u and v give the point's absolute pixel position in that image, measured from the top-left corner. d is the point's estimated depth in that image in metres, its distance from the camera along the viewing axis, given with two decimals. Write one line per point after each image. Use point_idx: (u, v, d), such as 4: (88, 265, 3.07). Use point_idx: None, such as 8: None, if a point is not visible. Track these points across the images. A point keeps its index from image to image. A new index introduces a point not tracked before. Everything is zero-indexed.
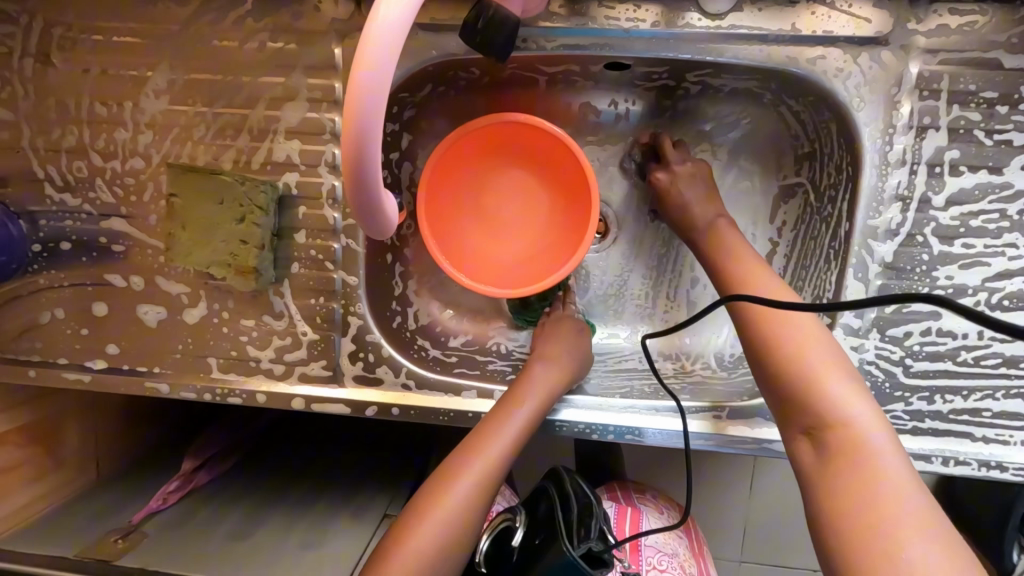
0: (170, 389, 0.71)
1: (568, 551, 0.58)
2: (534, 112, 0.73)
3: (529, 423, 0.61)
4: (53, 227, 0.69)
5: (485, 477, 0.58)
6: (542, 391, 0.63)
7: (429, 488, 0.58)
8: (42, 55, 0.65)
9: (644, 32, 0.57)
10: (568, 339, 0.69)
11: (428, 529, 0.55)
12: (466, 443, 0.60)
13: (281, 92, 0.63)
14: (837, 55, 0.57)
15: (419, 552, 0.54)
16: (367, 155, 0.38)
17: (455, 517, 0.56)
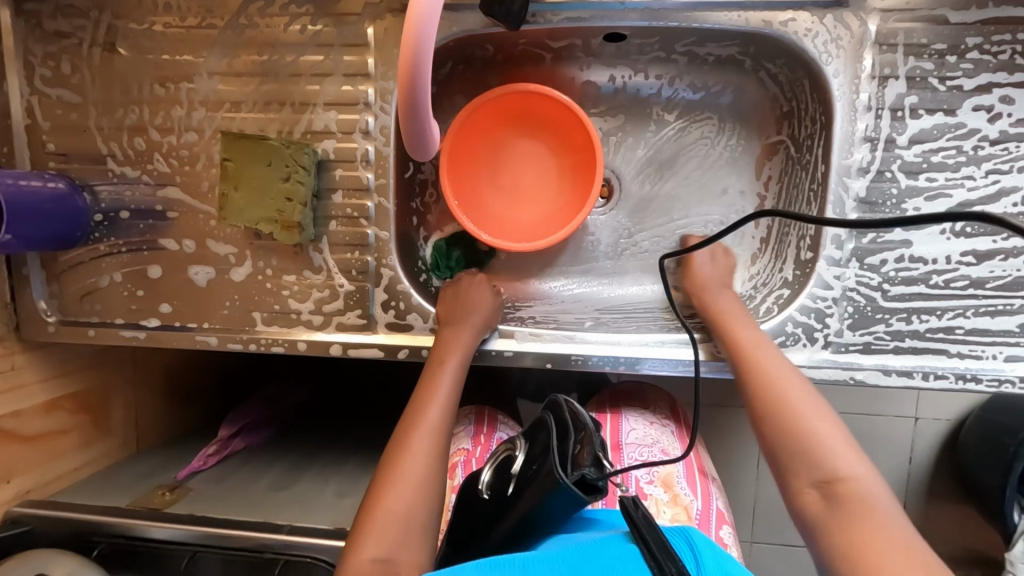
0: (218, 342, 0.78)
1: (564, 480, 0.57)
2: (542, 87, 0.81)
3: (456, 381, 0.69)
4: (114, 198, 0.77)
5: (436, 434, 0.65)
6: (462, 352, 0.70)
7: (388, 462, 0.63)
8: (109, 44, 0.74)
9: (637, 3, 0.66)
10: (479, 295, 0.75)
11: (398, 498, 0.60)
12: (407, 422, 0.66)
13: (321, 69, 0.72)
14: (806, 17, 0.65)
15: (393, 517, 0.59)
16: (420, 109, 0.50)
17: (420, 479, 0.62)
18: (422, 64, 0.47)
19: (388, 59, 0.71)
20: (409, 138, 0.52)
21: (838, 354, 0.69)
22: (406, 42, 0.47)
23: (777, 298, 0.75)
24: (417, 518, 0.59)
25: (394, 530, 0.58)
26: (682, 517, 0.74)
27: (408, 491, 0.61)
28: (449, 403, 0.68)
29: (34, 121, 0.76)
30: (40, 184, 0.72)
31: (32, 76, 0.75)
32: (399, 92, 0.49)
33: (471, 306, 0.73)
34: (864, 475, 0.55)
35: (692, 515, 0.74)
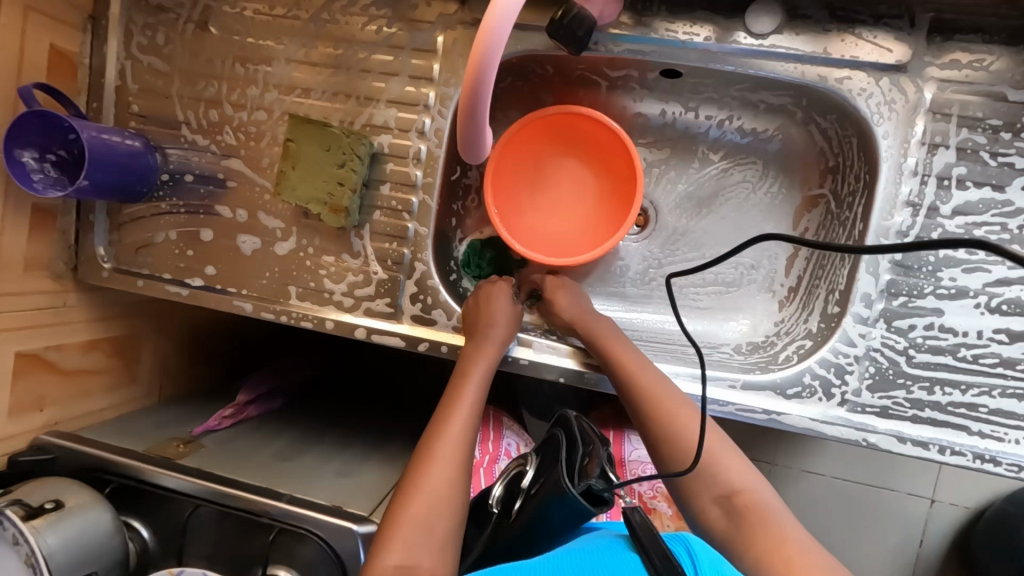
0: (252, 309, 0.82)
1: (570, 488, 0.59)
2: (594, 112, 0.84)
3: (479, 387, 0.71)
4: (181, 162, 0.83)
5: (461, 443, 0.67)
6: (488, 360, 0.72)
7: (414, 471, 0.65)
8: (202, 22, 0.80)
9: (697, 44, 0.69)
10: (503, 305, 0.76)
11: (422, 505, 0.62)
12: (432, 431, 0.68)
13: (389, 68, 0.76)
14: (862, 77, 0.66)
15: (418, 523, 0.60)
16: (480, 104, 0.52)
17: (443, 486, 0.63)
18: (483, 86, 0.51)
19: (453, 67, 0.75)
20: (465, 144, 0.57)
21: (854, 413, 0.69)
22: (472, 60, 0.50)
23: (798, 348, 0.75)
24: (441, 526, 0.61)
25: (417, 535, 0.60)
26: (668, 525, 0.88)
27: (433, 498, 0.62)
28: (474, 410, 0.70)
29: (124, 82, 0.82)
30: (120, 139, 0.78)
31: (130, 42, 0.82)
32: (460, 105, 0.53)
33: (501, 313, 0.75)
34: (748, 480, 0.64)
35: (676, 522, 0.89)
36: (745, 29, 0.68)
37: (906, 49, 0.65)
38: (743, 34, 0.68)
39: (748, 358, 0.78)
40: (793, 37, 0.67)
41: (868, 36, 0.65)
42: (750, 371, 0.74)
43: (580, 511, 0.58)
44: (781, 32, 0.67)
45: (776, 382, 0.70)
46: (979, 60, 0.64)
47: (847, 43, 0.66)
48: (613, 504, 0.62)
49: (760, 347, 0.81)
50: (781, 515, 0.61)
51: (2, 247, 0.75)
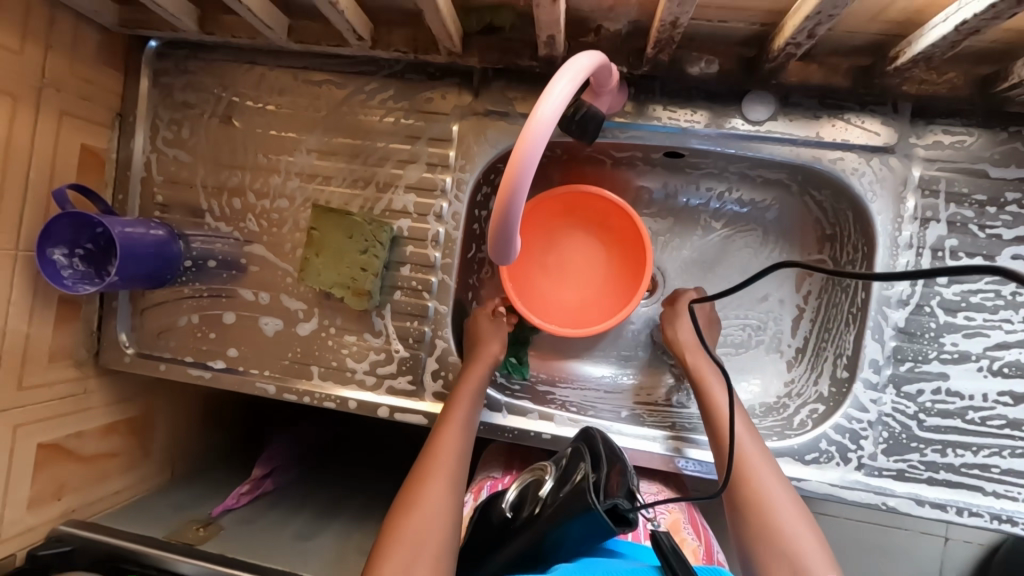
0: (275, 390, 0.83)
1: (595, 505, 0.59)
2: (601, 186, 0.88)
3: (471, 407, 0.73)
4: (204, 248, 0.85)
5: (455, 461, 0.68)
6: (482, 375, 0.75)
7: (408, 492, 0.64)
8: (226, 117, 0.84)
9: (698, 130, 0.73)
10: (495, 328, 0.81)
11: (416, 523, 0.60)
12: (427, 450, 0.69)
13: (407, 156, 0.80)
14: (853, 158, 0.71)
15: (413, 539, 0.59)
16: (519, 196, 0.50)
17: (438, 502, 0.63)
18: (525, 177, 0.49)
19: (467, 154, 0.79)
20: (495, 241, 0.53)
21: (871, 477, 0.71)
22: (515, 156, 0.49)
23: (811, 412, 0.77)
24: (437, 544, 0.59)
25: (409, 550, 0.58)
26: (690, 558, 0.72)
27: (429, 512, 0.61)
28: (466, 433, 0.71)
29: (149, 174, 0.85)
30: (144, 231, 0.80)
31: (156, 136, 0.85)
32: (498, 198, 0.50)
33: (490, 334, 0.80)
34: (770, 487, 0.63)
35: (700, 556, 0.73)
36: (742, 116, 0.72)
37: (892, 132, 0.69)
38: (740, 121, 0.72)
39: (762, 421, 0.81)
40: (787, 122, 0.71)
41: (857, 121, 0.70)
42: (767, 436, 0.76)
43: (603, 528, 0.58)
44: (776, 118, 0.71)
45: (793, 449, 0.72)
46: (960, 140, 0.69)
47: (838, 127, 0.70)
48: (635, 525, 0.62)
49: (773, 409, 0.83)
50: (783, 512, 0.61)
51: (29, 341, 0.77)
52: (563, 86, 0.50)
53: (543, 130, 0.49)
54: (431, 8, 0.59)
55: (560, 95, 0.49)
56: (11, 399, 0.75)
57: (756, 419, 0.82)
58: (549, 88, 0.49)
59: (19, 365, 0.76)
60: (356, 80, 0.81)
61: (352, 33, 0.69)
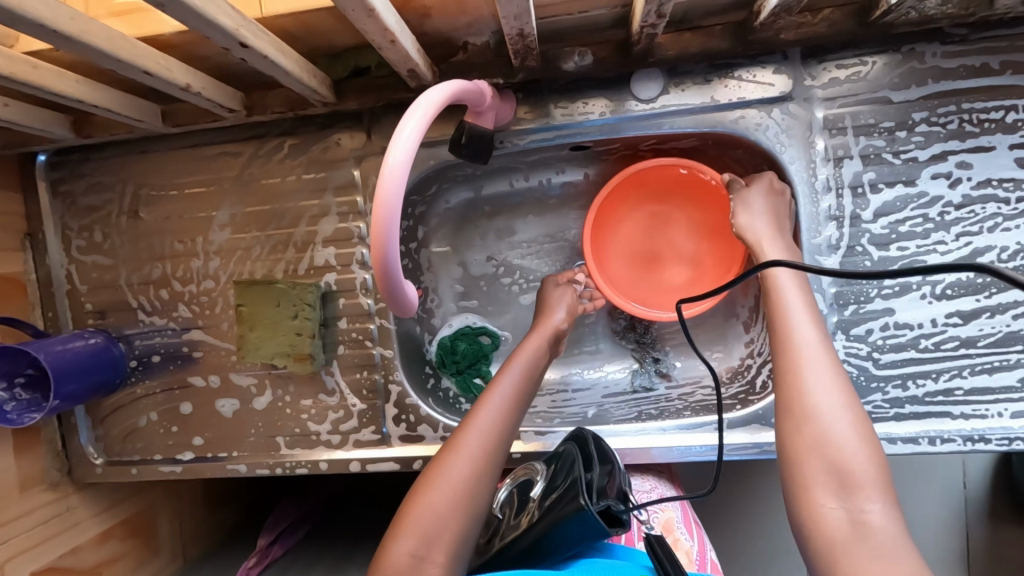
0: (247, 468, 0.83)
1: (588, 504, 0.58)
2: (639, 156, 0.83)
3: (517, 389, 0.66)
4: (145, 345, 0.85)
5: (490, 442, 0.61)
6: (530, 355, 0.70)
7: (435, 463, 0.60)
8: (132, 211, 0.83)
9: (595, 120, 0.71)
10: (556, 307, 0.78)
11: (438, 495, 0.56)
12: (458, 427, 0.63)
13: (317, 210, 0.79)
14: (754, 113, 0.69)
15: (431, 513, 0.55)
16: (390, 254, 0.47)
17: (465, 479, 0.58)
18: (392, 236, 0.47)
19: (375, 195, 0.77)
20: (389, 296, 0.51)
21: None
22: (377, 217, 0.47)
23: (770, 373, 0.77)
24: (451, 524, 0.55)
25: (428, 524, 0.54)
26: (685, 560, 0.69)
27: (449, 488, 0.57)
28: (510, 407, 0.64)
29: (73, 285, 0.85)
30: (83, 342, 0.80)
31: (70, 247, 0.84)
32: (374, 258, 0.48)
33: (553, 303, 0.79)
34: (824, 398, 0.50)
35: (695, 556, 0.70)
36: (634, 97, 0.70)
37: (786, 79, 0.68)
38: (633, 102, 0.70)
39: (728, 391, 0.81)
40: (680, 93, 0.69)
41: (747, 76, 0.68)
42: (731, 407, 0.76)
43: (597, 529, 0.58)
44: (668, 92, 0.69)
45: (758, 414, 0.72)
46: (855, 72, 0.67)
47: (731, 87, 0.68)
48: (628, 525, 0.62)
49: (739, 374, 0.83)
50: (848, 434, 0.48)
51: None
52: (410, 131, 0.47)
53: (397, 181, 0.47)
54: (282, 72, 0.57)
55: (408, 142, 0.47)
56: None
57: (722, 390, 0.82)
58: (396, 136, 0.47)
59: None
60: (249, 146, 0.79)
61: (221, 108, 0.67)
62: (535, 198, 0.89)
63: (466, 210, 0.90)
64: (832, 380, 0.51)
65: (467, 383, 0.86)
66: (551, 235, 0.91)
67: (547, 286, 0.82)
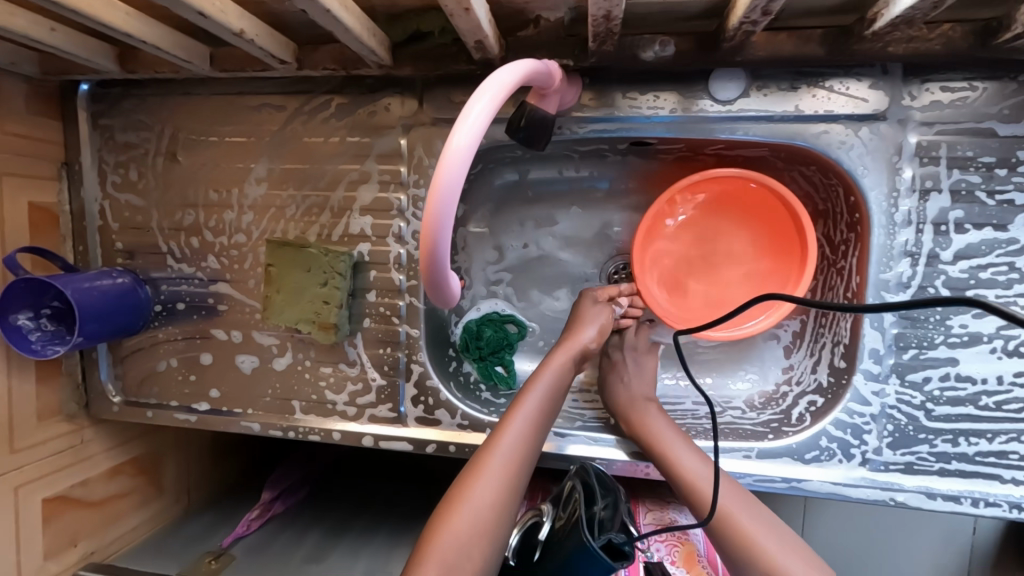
0: (260, 428, 0.83)
1: (588, 540, 0.58)
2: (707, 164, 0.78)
3: (543, 407, 0.64)
4: (171, 291, 0.84)
5: (518, 467, 0.60)
6: (556, 375, 0.66)
7: (459, 481, 0.58)
8: (170, 153, 0.80)
9: (663, 117, 0.66)
10: (594, 317, 0.73)
11: (463, 517, 0.55)
12: (483, 445, 0.61)
13: (358, 176, 0.75)
14: (839, 130, 0.63)
15: (456, 543, 0.53)
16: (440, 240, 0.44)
17: (488, 506, 0.56)
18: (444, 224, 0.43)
19: (419, 168, 0.74)
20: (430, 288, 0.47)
21: (877, 473, 0.66)
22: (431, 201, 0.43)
23: (809, 407, 0.73)
24: (475, 555, 0.54)
25: (454, 555, 0.53)
26: None
27: (473, 517, 0.55)
28: (533, 432, 0.62)
29: (105, 222, 0.83)
30: (110, 282, 0.79)
31: (105, 182, 0.82)
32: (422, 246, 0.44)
33: (582, 319, 0.72)
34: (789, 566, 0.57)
35: None
36: (710, 96, 0.65)
37: (882, 96, 0.61)
38: (709, 102, 0.65)
39: (760, 416, 0.77)
40: (762, 97, 0.64)
41: (839, 88, 0.62)
42: (762, 435, 0.72)
43: (601, 564, 0.58)
44: (749, 95, 0.64)
45: (791, 448, 0.68)
46: (962, 97, 0.60)
47: (819, 98, 0.62)
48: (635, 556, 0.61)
49: (771, 401, 0.79)
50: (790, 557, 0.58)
51: (14, 406, 0.78)
52: (479, 113, 0.43)
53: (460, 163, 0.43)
54: (342, 27, 0.53)
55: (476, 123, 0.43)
56: (5, 464, 0.76)
57: (754, 414, 0.78)
58: (462, 114, 0.43)
59: (8, 431, 0.77)
60: (295, 101, 0.76)
61: (272, 58, 0.63)
62: (582, 189, 0.85)
63: (509, 192, 0.86)
64: (790, 547, 0.59)
65: (486, 370, 0.83)
66: (594, 230, 0.86)
67: (584, 297, 0.75)
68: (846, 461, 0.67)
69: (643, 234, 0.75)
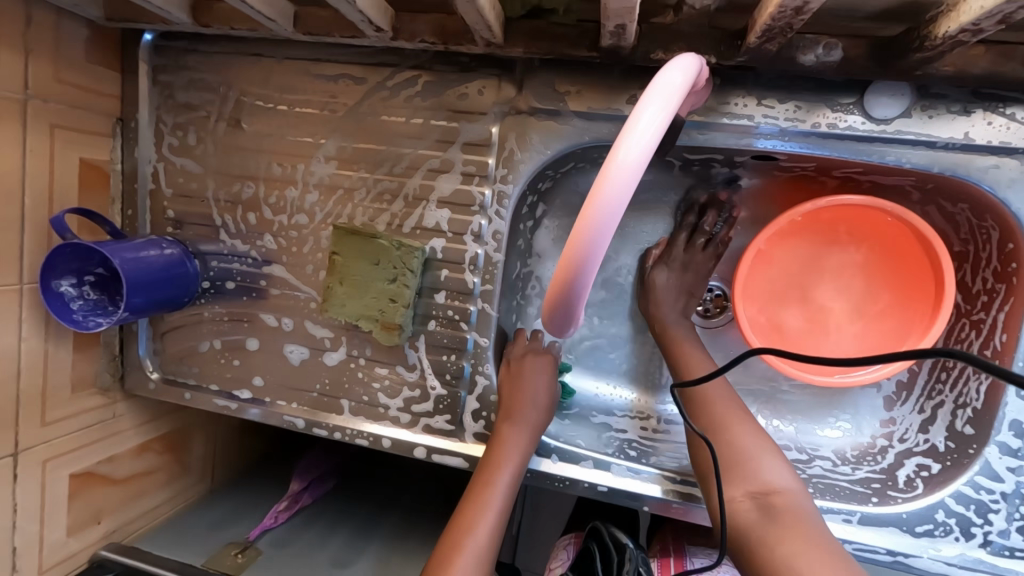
0: (304, 424, 0.77)
1: None
2: (826, 186, 0.70)
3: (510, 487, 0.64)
4: (222, 268, 0.77)
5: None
6: (519, 451, 0.65)
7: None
8: (233, 119, 0.73)
9: (801, 130, 0.58)
10: (537, 384, 0.69)
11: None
12: (454, 532, 0.61)
13: (439, 164, 0.68)
14: (1012, 165, 0.55)
15: None
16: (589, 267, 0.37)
17: None
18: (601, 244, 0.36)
19: (510, 162, 0.66)
20: (551, 310, 0.40)
21: (998, 558, 0.59)
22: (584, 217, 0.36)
23: (918, 471, 0.65)
24: None
25: None
26: None
27: None
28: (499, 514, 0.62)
29: (157, 186, 0.77)
30: (157, 252, 0.73)
31: (161, 144, 0.76)
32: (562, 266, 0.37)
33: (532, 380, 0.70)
34: (792, 490, 0.56)
35: None
36: (863, 112, 0.56)
37: None
38: (859, 118, 0.56)
39: (856, 474, 0.69)
40: (925, 120, 0.55)
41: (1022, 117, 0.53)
42: (864, 498, 0.64)
43: None
44: (910, 115, 0.55)
45: (901, 518, 0.61)
46: None
47: (995, 126, 0.54)
48: None
49: (867, 457, 0.71)
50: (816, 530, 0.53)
51: (49, 374, 0.72)
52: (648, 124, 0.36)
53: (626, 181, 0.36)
54: None
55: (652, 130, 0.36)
56: (35, 437, 0.71)
57: (848, 470, 0.70)
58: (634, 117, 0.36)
59: (41, 401, 0.71)
60: (377, 73, 0.68)
61: (369, 24, 0.56)
62: (675, 200, 0.77)
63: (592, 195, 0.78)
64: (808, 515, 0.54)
65: None
66: None
67: (513, 353, 0.72)
68: (966, 541, 0.59)
69: (747, 261, 0.67)
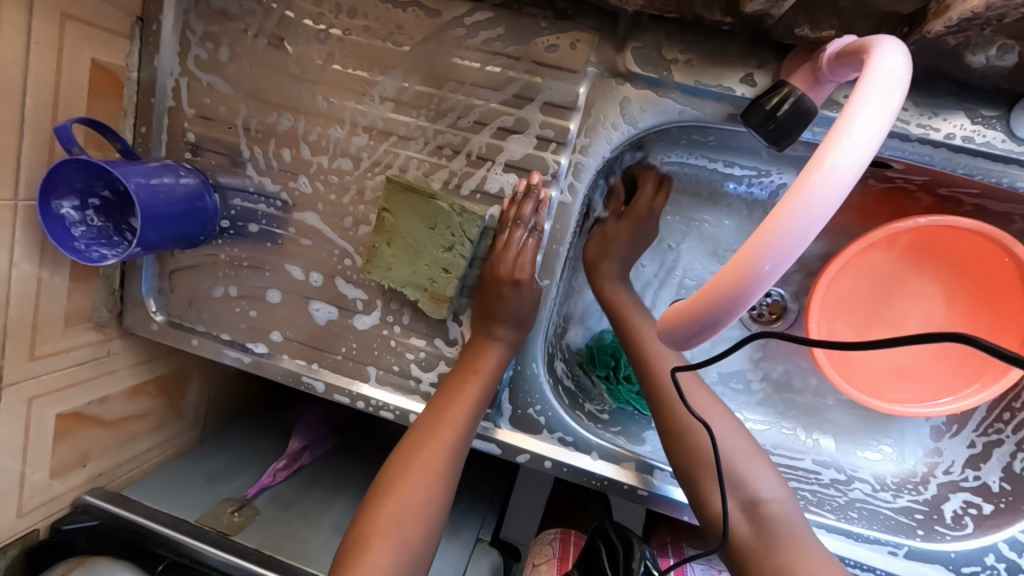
0: (324, 389, 0.70)
1: None
2: (920, 203, 0.65)
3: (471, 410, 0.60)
4: (245, 208, 0.69)
5: (428, 497, 0.56)
6: (485, 374, 0.61)
7: (377, 499, 0.55)
8: (276, 37, 0.64)
9: (933, 140, 0.52)
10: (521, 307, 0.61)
11: (387, 548, 0.52)
12: (406, 454, 0.58)
13: (513, 123, 0.60)
14: None
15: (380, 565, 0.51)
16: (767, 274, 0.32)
17: (411, 521, 0.54)
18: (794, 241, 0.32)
19: (594, 132, 0.59)
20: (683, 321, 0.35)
21: None
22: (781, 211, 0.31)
23: (965, 508, 0.64)
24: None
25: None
26: None
27: (394, 531, 0.53)
28: (462, 433, 0.59)
29: (178, 104, 0.67)
30: (174, 181, 0.63)
31: (186, 55, 0.66)
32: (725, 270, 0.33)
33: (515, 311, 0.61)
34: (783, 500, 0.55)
35: None
36: (1005, 130, 0.50)
37: None
38: (1000, 135, 0.51)
39: (896, 502, 0.66)
40: None
41: None
42: (911, 531, 0.63)
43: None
44: None
45: (949, 557, 0.60)
46: None
47: None
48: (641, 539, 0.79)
49: (908, 485, 0.69)
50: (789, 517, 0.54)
51: (41, 303, 0.63)
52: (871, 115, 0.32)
53: (823, 206, 0.31)
54: None
55: (871, 141, 0.31)
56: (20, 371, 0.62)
57: (887, 498, 0.67)
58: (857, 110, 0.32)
59: (30, 333, 0.63)
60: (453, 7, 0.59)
61: None
62: (749, 195, 0.71)
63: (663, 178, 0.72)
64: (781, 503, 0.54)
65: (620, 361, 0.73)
66: None
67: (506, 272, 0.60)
68: None
69: (828, 274, 0.64)
